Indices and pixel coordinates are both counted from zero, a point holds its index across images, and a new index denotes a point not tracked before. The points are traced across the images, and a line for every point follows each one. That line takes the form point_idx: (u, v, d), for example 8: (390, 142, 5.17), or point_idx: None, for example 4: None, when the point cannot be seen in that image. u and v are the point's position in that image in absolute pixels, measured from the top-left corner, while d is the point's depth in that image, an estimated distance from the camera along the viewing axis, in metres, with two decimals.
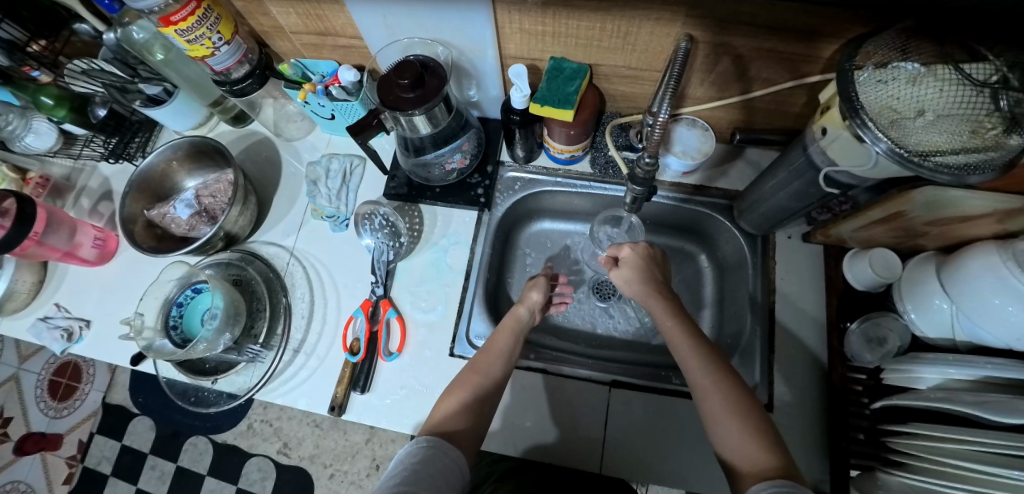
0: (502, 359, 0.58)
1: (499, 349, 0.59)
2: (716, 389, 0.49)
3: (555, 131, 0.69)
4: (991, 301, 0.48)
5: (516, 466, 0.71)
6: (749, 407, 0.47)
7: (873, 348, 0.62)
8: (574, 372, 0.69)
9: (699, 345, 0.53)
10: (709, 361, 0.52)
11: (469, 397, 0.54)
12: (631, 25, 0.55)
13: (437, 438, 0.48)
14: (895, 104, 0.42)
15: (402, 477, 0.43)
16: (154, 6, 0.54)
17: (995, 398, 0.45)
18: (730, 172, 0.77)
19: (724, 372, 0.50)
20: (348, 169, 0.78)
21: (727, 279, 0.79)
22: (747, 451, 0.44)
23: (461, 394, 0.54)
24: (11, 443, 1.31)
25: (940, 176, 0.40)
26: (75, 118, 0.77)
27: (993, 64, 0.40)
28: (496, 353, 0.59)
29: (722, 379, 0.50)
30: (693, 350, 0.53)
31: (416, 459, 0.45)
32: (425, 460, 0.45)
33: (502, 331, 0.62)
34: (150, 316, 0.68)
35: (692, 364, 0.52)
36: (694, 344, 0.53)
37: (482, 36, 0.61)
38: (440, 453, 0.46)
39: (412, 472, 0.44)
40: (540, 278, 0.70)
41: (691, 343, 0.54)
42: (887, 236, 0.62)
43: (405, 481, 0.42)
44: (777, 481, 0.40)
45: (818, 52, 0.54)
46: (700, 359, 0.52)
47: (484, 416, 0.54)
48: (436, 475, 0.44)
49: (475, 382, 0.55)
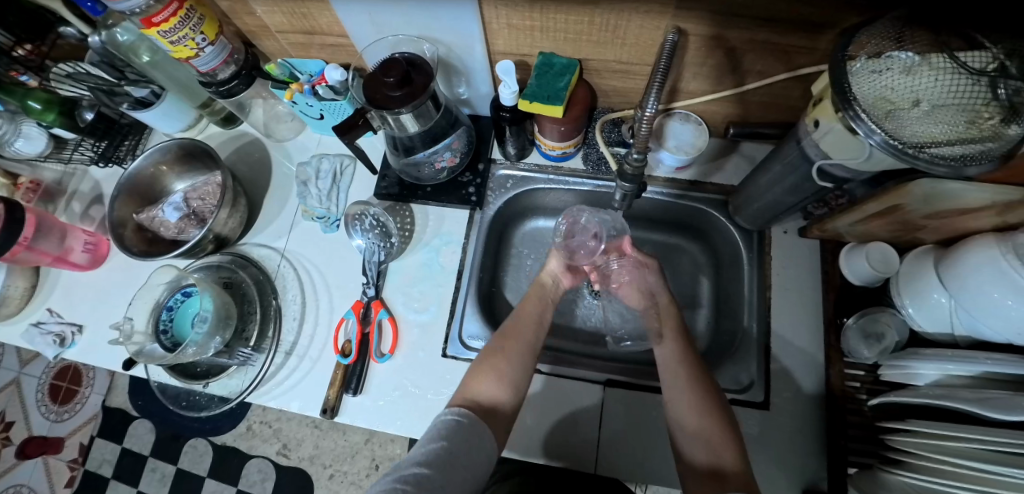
0: (537, 327, 0.59)
1: (530, 316, 0.60)
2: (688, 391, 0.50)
3: (546, 128, 0.68)
4: (991, 295, 0.47)
5: (522, 467, 0.71)
6: None
7: (871, 344, 0.60)
8: (575, 375, 0.68)
9: (683, 350, 0.54)
10: (688, 366, 0.52)
11: (506, 366, 0.53)
12: (620, 18, 0.54)
13: (472, 418, 0.47)
14: (890, 95, 0.41)
15: (430, 453, 0.42)
16: (136, 8, 0.53)
17: (995, 394, 0.43)
18: (726, 166, 0.76)
19: (697, 376, 0.51)
20: (338, 169, 0.77)
21: (723, 276, 0.78)
22: (725, 453, 0.45)
23: (499, 365, 0.53)
24: (13, 447, 1.31)
25: (937, 169, 0.39)
26: (63, 122, 0.77)
27: (990, 52, 0.38)
28: (528, 321, 0.59)
29: (695, 381, 0.51)
30: (673, 355, 0.54)
31: (447, 438, 0.44)
32: (459, 441, 0.44)
33: (535, 298, 0.63)
34: (140, 321, 0.68)
35: (672, 371, 0.53)
36: (674, 347, 0.55)
37: (470, 32, 0.60)
38: (473, 431, 0.46)
39: (446, 454, 0.42)
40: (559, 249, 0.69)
41: (673, 344, 0.55)
42: (885, 230, 0.61)
43: (433, 457, 0.42)
44: None
45: (813, 42, 0.53)
46: (681, 362, 0.53)
47: (521, 386, 0.53)
48: (466, 452, 0.44)
49: (514, 353, 0.55)
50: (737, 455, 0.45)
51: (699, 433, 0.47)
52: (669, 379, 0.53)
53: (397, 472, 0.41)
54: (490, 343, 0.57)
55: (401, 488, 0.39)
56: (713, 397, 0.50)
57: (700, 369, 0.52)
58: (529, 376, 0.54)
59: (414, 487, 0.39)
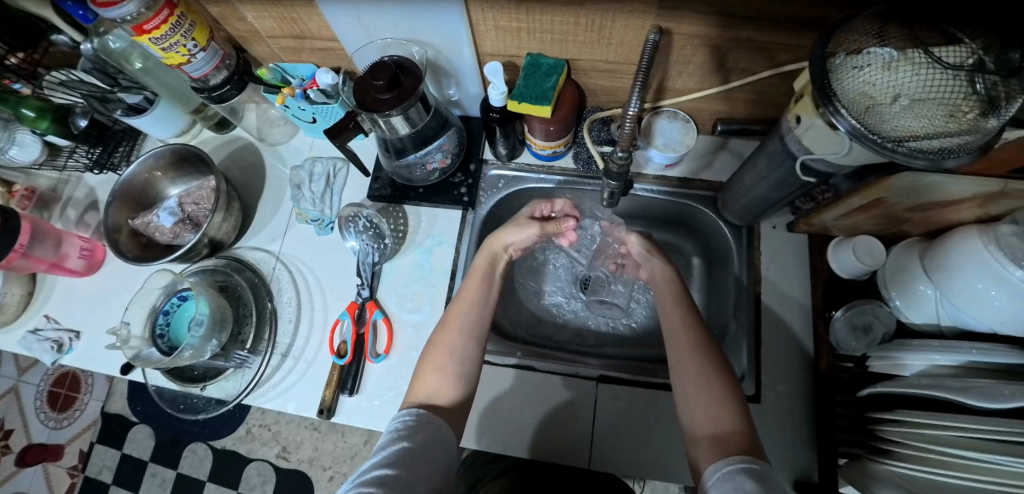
0: (472, 305, 0.61)
1: (469, 297, 0.62)
2: (700, 382, 0.49)
3: (534, 128, 0.68)
4: (975, 285, 0.48)
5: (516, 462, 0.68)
6: (730, 401, 0.47)
7: (859, 336, 0.61)
8: (571, 370, 0.69)
9: (697, 335, 0.54)
10: (696, 344, 0.52)
11: (451, 350, 0.57)
12: (605, 18, 0.55)
13: (429, 417, 0.49)
14: (870, 90, 0.42)
15: (393, 454, 0.44)
16: (128, 15, 0.54)
17: (979, 383, 0.44)
18: (715, 163, 0.77)
19: (708, 365, 0.50)
20: (331, 172, 0.78)
21: (714, 272, 0.79)
22: (724, 416, 0.46)
23: (442, 354, 0.56)
24: (12, 455, 1.32)
25: (915, 162, 0.40)
26: (56, 129, 0.78)
27: (968, 46, 0.38)
28: (465, 301, 0.61)
29: (706, 371, 0.50)
30: (687, 352, 0.52)
31: (408, 438, 0.46)
32: (423, 442, 0.46)
33: (475, 278, 0.64)
34: (137, 326, 0.68)
35: (687, 369, 0.51)
36: (690, 345, 0.52)
37: (457, 35, 0.61)
38: (430, 425, 0.48)
39: (409, 452, 0.44)
40: (535, 221, 0.70)
41: (688, 337, 0.54)
42: (870, 223, 0.61)
43: (395, 457, 0.43)
44: (739, 457, 0.41)
45: (795, 40, 0.54)
46: (692, 353, 0.52)
47: (468, 375, 0.56)
48: (426, 447, 0.46)
49: (454, 342, 0.57)
50: (738, 416, 0.46)
51: (697, 412, 0.48)
52: (683, 374, 0.51)
53: (361, 478, 0.42)
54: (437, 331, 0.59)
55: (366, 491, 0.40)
56: (729, 385, 0.49)
57: (714, 360, 0.51)
58: (477, 355, 0.58)
59: (381, 487, 0.40)
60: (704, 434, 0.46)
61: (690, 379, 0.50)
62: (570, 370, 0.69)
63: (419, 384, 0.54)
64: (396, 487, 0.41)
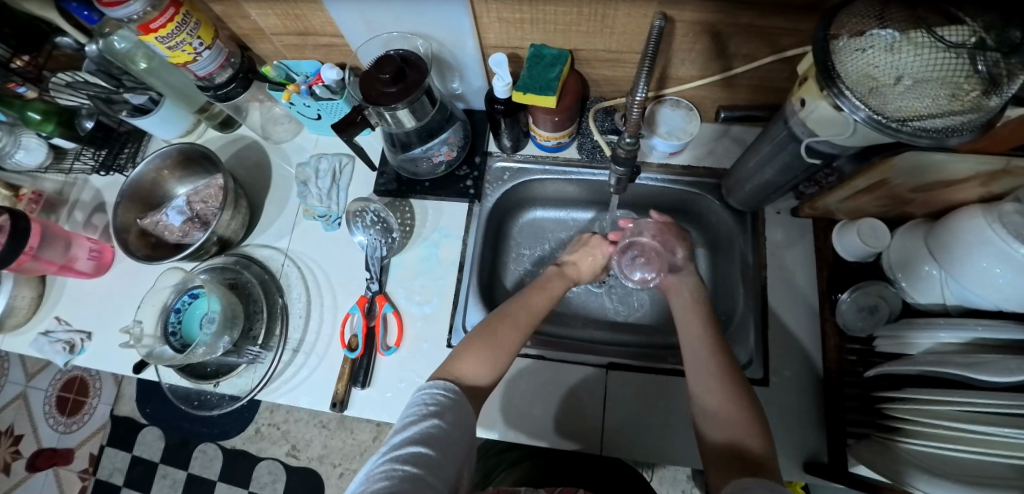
0: (521, 334, 0.56)
1: (535, 309, 0.60)
2: (706, 357, 0.53)
3: (539, 119, 0.69)
4: (980, 263, 0.48)
5: (534, 452, 0.71)
6: (733, 373, 0.51)
7: (864, 317, 0.62)
8: (561, 357, 0.69)
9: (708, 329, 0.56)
10: (708, 332, 0.56)
11: (499, 358, 0.53)
12: (607, 8, 0.55)
13: (450, 387, 0.47)
14: (874, 72, 0.42)
15: (424, 431, 0.41)
16: (134, 14, 0.55)
17: (986, 358, 0.44)
18: (717, 150, 0.77)
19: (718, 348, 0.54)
20: (337, 167, 0.79)
21: (718, 258, 0.80)
22: (739, 426, 0.46)
23: (486, 351, 0.53)
24: (24, 459, 1.33)
25: (920, 141, 0.40)
26: (62, 132, 0.78)
27: (970, 26, 0.38)
28: (519, 324, 0.57)
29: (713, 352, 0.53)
30: (706, 349, 0.54)
31: (436, 408, 0.44)
32: (447, 411, 0.44)
33: (539, 293, 0.63)
34: (149, 324, 0.69)
35: (700, 357, 0.54)
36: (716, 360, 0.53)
37: (460, 27, 0.61)
38: (460, 405, 0.46)
39: (439, 428, 0.42)
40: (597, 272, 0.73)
41: (704, 325, 0.57)
42: (873, 205, 0.62)
43: (428, 435, 0.41)
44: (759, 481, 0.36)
45: (796, 25, 0.54)
46: (705, 335, 0.56)
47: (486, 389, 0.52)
48: (457, 426, 0.44)
49: (514, 336, 0.56)
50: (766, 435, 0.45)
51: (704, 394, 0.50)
52: (695, 358, 0.54)
53: (394, 453, 0.40)
54: (479, 327, 0.56)
55: (405, 468, 0.38)
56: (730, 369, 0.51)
57: (723, 347, 0.54)
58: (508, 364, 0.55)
59: (420, 466, 0.38)
60: (718, 432, 0.47)
61: (697, 356, 0.54)
62: (559, 357, 0.69)
63: (461, 364, 0.51)
64: (431, 466, 0.39)
